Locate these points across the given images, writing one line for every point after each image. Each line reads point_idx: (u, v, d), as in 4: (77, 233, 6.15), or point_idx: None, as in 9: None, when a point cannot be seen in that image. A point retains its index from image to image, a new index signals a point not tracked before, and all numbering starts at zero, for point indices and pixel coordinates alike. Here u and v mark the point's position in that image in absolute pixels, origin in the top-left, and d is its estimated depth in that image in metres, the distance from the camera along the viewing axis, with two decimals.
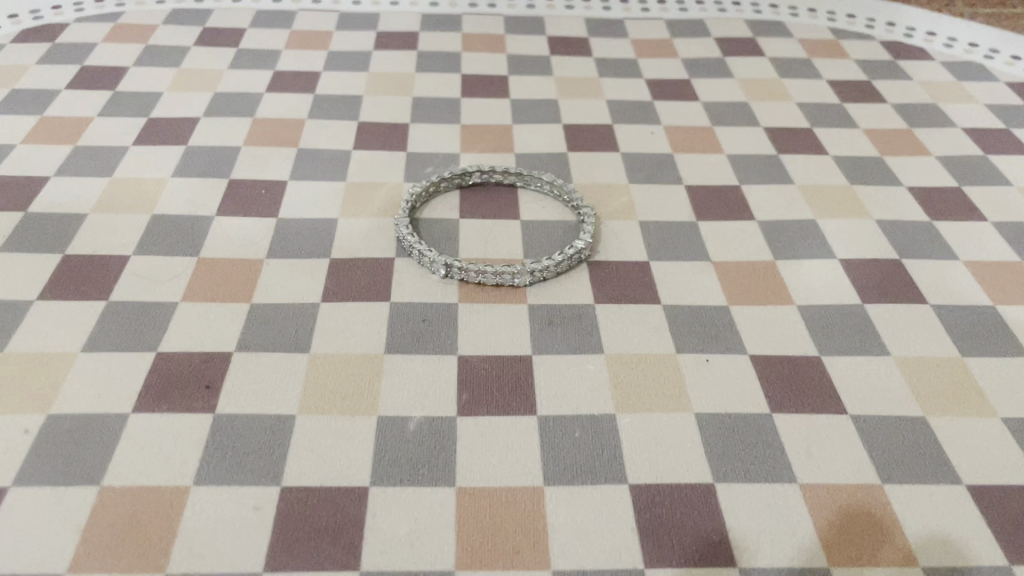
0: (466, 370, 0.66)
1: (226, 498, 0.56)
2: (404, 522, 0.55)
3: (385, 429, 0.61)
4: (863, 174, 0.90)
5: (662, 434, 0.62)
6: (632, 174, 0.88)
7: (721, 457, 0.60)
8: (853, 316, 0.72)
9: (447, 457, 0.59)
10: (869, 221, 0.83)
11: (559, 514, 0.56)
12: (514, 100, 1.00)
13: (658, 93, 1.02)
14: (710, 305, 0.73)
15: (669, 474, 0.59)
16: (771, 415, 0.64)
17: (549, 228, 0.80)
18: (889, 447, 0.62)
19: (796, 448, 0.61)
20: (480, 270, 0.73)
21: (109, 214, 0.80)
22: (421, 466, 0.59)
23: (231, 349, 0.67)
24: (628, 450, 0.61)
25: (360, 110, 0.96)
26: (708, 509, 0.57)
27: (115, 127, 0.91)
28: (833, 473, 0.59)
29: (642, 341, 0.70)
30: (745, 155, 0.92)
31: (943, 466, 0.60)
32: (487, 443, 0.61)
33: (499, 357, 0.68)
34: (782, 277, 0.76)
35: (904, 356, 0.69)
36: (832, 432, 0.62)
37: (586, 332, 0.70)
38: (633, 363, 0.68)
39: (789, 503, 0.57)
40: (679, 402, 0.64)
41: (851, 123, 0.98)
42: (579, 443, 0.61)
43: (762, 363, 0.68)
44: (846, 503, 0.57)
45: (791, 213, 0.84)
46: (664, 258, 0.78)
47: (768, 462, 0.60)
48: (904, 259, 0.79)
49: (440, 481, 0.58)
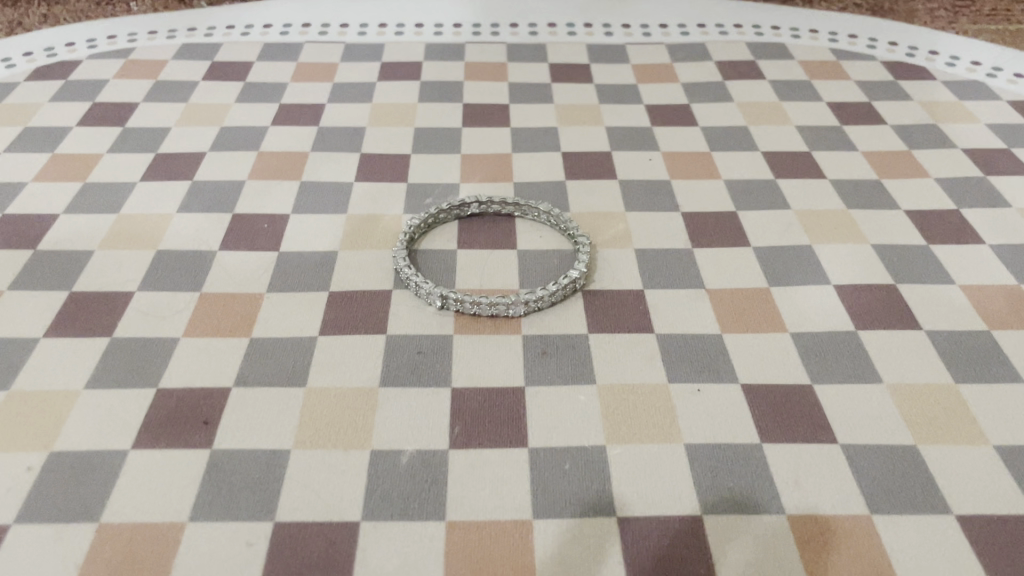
0: (458, 402, 0.67)
1: (219, 534, 0.57)
2: (393, 556, 0.56)
3: (376, 463, 0.62)
4: (861, 198, 0.90)
5: (651, 466, 0.62)
6: (629, 202, 0.89)
7: (709, 489, 0.60)
8: (847, 343, 0.72)
9: (437, 491, 0.60)
10: (867, 246, 0.83)
11: (547, 547, 0.56)
12: (514, 128, 1.01)
13: (659, 119, 1.03)
14: (703, 333, 0.73)
15: (658, 506, 0.59)
16: (762, 445, 0.64)
17: (546, 259, 0.81)
18: (879, 477, 0.61)
19: (786, 479, 0.61)
20: (475, 302, 0.74)
21: (115, 250, 0.82)
22: (413, 500, 0.59)
23: (229, 384, 0.68)
24: (617, 482, 0.61)
25: (361, 142, 0.98)
26: (695, 541, 0.57)
27: (123, 163, 0.93)
28: (823, 504, 0.59)
29: (635, 371, 0.70)
30: (742, 180, 0.92)
31: (934, 496, 0.60)
32: (477, 477, 0.61)
33: (491, 389, 0.68)
34: (777, 304, 0.76)
35: (898, 384, 0.69)
36: (823, 462, 0.62)
37: (579, 362, 0.71)
38: (626, 394, 0.68)
39: (778, 535, 0.57)
40: (671, 434, 0.65)
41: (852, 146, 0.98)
42: (568, 475, 0.61)
43: (754, 392, 0.68)
44: (837, 534, 0.57)
45: (789, 240, 0.84)
46: (659, 286, 0.78)
47: (757, 494, 0.60)
48: (900, 284, 0.79)
49: (431, 514, 0.58)
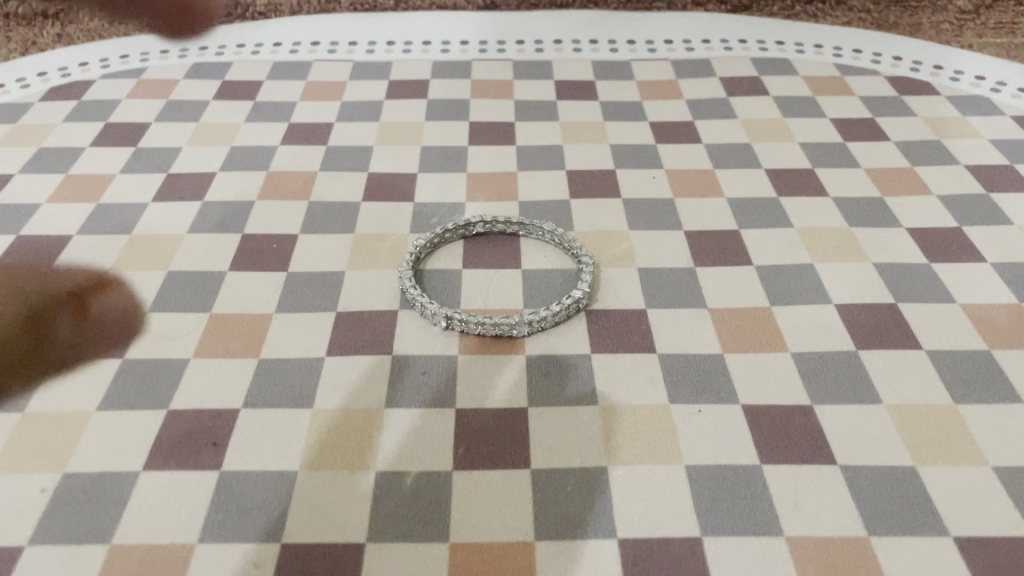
0: (402, 373, 0.54)
1: (108, 476, 0.48)
2: (299, 536, 0.44)
3: (295, 428, 0.50)
4: (890, 126, 0.78)
5: (635, 421, 0.50)
6: (623, 135, 0.78)
7: (708, 472, 0.47)
8: (886, 301, 0.58)
9: (356, 462, 0.48)
10: (901, 155, 0.74)
11: (493, 521, 0.45)
12: (497, 68, 0.89)
13: (666, 35, 0.94)
14: (712, 283, 0.60)
15: (637, 476, 0.47)
16: (784, 423, 0.50)
17: (539, 170, 0.73)
18: (928, 454, 0.48)
19: (808, 459, 0.48)
20: (451, 288, 0.61)
21: (24, 197, 0.70)
22: (387, 392, 0.52)
23: (145, 328, 0.58)
24: (585, 453, 0.48)
25: (323, 83, 0.86)
26: (681, 538, 0.44)
27: (48, 106, 0.82)
28: (849, 470, 0.47)
29: (629, 330, 0.56)
30: (752, 110, 0.81)
31: (983, 379, 0.52)
32: (414, 447, 0.49)
33: (448, 356, 0.55)
34: (815, 256, 0.62)
35: (936, 267, 0.61)
36: (856, 425, 0.50)
37: (563, 333, 0.57)
38: (622, 276, 0.61)
39: (802, 415, 0.50)
40: (676, 318, 0.57)
41: (879, 62, 0.88)
42: (524, 461, 0.48)
43: (783, 364, 0.53)
44: (869, 412, 0.50)
45: (812, 147, 0.75)
46: (660, 226, 0.66)
47: (770, 474, 0.47)
48: (951, 222, 0.65)
49: (405, 405, 0.52)
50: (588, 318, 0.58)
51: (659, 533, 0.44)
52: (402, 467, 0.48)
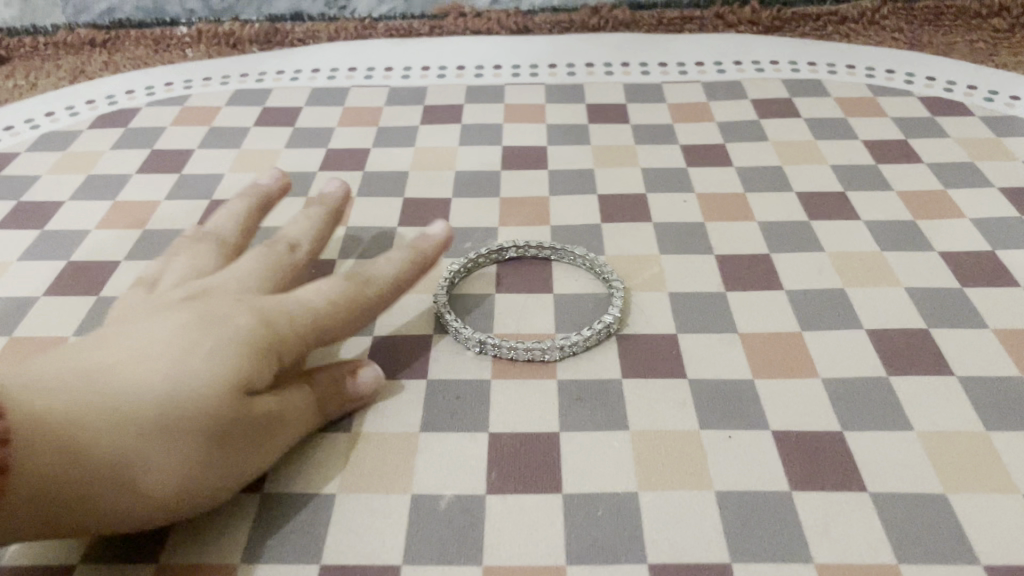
0: (436, 397, 0.55)
1: None
2: (337, 557, 0.46)
3: (333, 450, 0.52)
4: (923, 147, 0.78)
5: (665, 446, 0.51)
6: (655, 159, 0.78)
7: (739, 496, 0.48)
8: (917, 325, 0.58)
9: (392, 484, 0.49)
10: (934, 177, 0.73)
11: (527, 544, 0.46)
12: (530, 93, 0.90)
13: (698, 56, 0.94)
14: (743, 309, 0.61)
15: (668, 501, 0.48)
16: (815, 449, 0.50)
17: (572, 196, 0.74)
18: (960, 479, 0.48)
19: (838, 486, 0.48)
20: (485, 313, 0.62)
21: (72, 221, 0.72)
22: (422, 416, 0.54)
23: None
24: (617, 478, 0.49)
25: (359, 109, 0.88)
26: (713, 563, 0.44)
27: (95, 134, 0.84)
28: (879, 497, 0.47)
29: (661, 356, 0.57)
30: (784, 133, 0.81)
31: (1017, 406, 0.52)
32: (449, 470, 0.50)
33: (481, 381, 0.56)
34: (847, 281, 0.62)
35: (969, 292, 0.61)
36: (887, 451, 0.50)
37: (595, 359, 0.57)
38: (653, 300, 0.62)
39: (833, 441, 0.51)
40: (706, 344, 0.58)
41: (913, 82, 0.88)
42: (556, 485, 0.49)
43: (814, 390, 0.54)
44: (900, 439, 0.50)
45: (844, 170, 0.75)
46: (691, 251, 0.67)
47: (801, 500, 0.47)
48: (982, 245, 0.65)
49: (440, 428, 0.53)
50: (619, 343, 0.58)
51: (687, 559, 0.44)
52: (437, 489, 0.49)
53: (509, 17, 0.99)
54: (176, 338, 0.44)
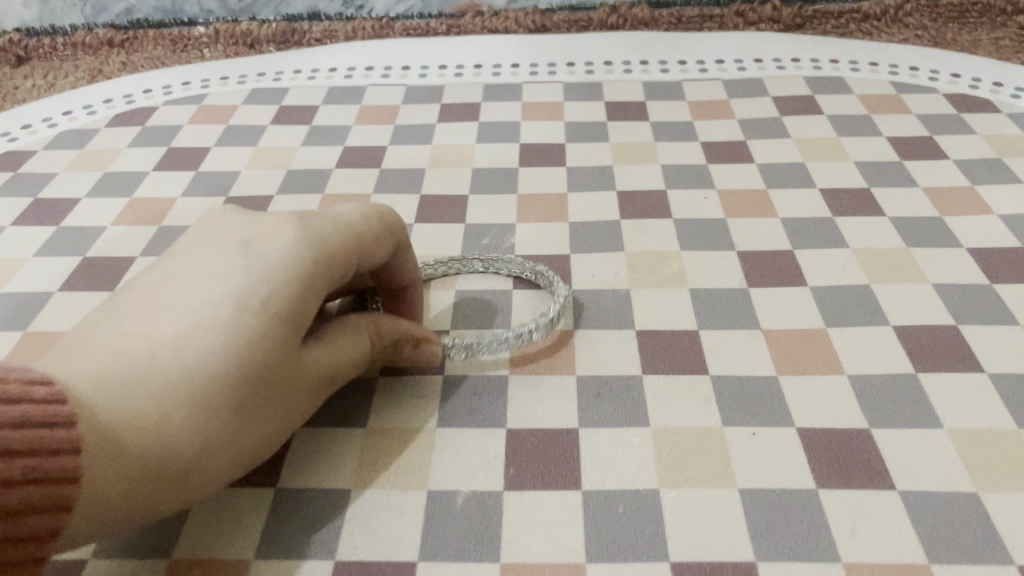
0: (453, 393, 0.54)
1: None
2: (352, 553, 0.45)
3: (348, 445, 0.51)
4: (949, 143, 0.76)
5: (686, 443, 0.50)
6: (674, 156, 0.77)
7: (763, 494, 0.46)
8: (945, 322, 0.57)
9: (408, 480, 0.48)
10: (961, 174, 0.72)
11: (545, 541, 0.45)
12: (548, 90, 0.89)
13: (718, 55, 0.93)
14: (765, 305, 0.59)
15: (690, 498, 0.46)
16: (841, 446, 0.49)
17: (591, 192, 0.73)
18: (991, 477, 0.47)
19: (866, 484, 0.47)
20: (502, 309, 0.61)
21: (89, 217, 0.72)
22: (437, 411, 0.53)
23: None
24: (637, 475, 0.48)
25: (376, 108, 0.87)
26: (736, 562, 0.43)
27: (113, 132, 0.84)
28: (908, 495, 0.46)
29: (682, 352, 0.56)
30: (805, 129, 0.80)
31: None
32: (466, 466, 0.49)
33: (498, 377, 0.55)
34: (872, 277, 0.61)
35: (999, 289, 0.59)
36: (916, 448, 0.49)
37: (614, 355, 0.56)
38: (673, 296, 0.61)
39: (860, 438, 0.49)
40: (728, 341, 0.57)
41: (938, 79, 0.86)
42: (574, 482, 0.48)
43: (840, 387, 0.53)
44: (929, 437, 0.49)
45: (867, 167, 0.74)
46: (713, 248, 0.65)
47: (827, 498, 0.46)
48: (1011, 242, 0.64)
49: (456, 423, 0.52)
50: (639, 339, 0.57)
51: (711, 558, 0.43)
52: (453, 485, 0.48)
53: (528, 16, 0.98)
54: (213, 294, 0.42)
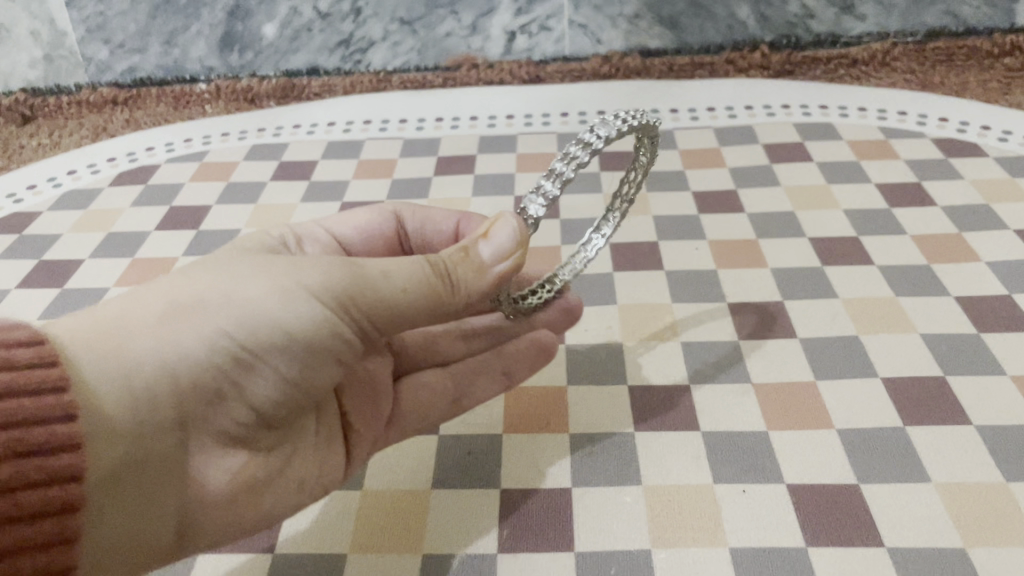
0: (447, 452, 0.55)
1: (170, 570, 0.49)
2: None
3: (345, 510, 0.51)
4: (937, 188, 0.77)
5: (677, 501, 0.50)
6: (667, 206, 0.78)
7: (755, 554, 0.47)
8: (933, 373, 0.57)
9: (403, 544, 0.49)
10: (949, 220, 0.73)
11: None
12: (544, 142, 0.91)
13: (709, 101, 0.95)
14: (757, 357, 0.60)
15: (682, 559, 0.47)
16: (831, 504, 0.49)
17: (582, 244, 0.74)
18: (980, 531, 0.47)
19: (857, 542, 0.47)
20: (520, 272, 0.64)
21: (93, 279, 0.73)
22: (432, 471, 0.53)
23: None
24: (630, 535, 0.49)
25: (374, 162, 0.89)
26: None
27: (117, 192, 0.86)
28: (897, 554, 0.46)
29: (674, 407, 0.57)
30: (796, 176, 0.81)
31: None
32: (461, 529, 0.50)
33: (494, 438, 0.55)
34: (861, 327, 0.62)
35: (986, 338, 0.60)
36: (905, 503, 0.49)
37: (608, 411, 0.57)
38: (664, 350, 0.62)
39: (848, 493, 0.50)
40: (720, 396, 0.57)
41: (926, 123, 0.88)
42: (569, 544, 0.48)
43: (830, 441, 0.53)
44: (918, 491, 0.50)
45: (857, 214, 0.75)
46: (704, 299, 0.66)
47: (817, 556, 0.46)
48: (997, 289, 0.65)
49: (450, 485, 0.52)
50: (632, 393, 0.58)
51: None
52: (447, 548, 0.49)
53: (523, 67, 1.00)
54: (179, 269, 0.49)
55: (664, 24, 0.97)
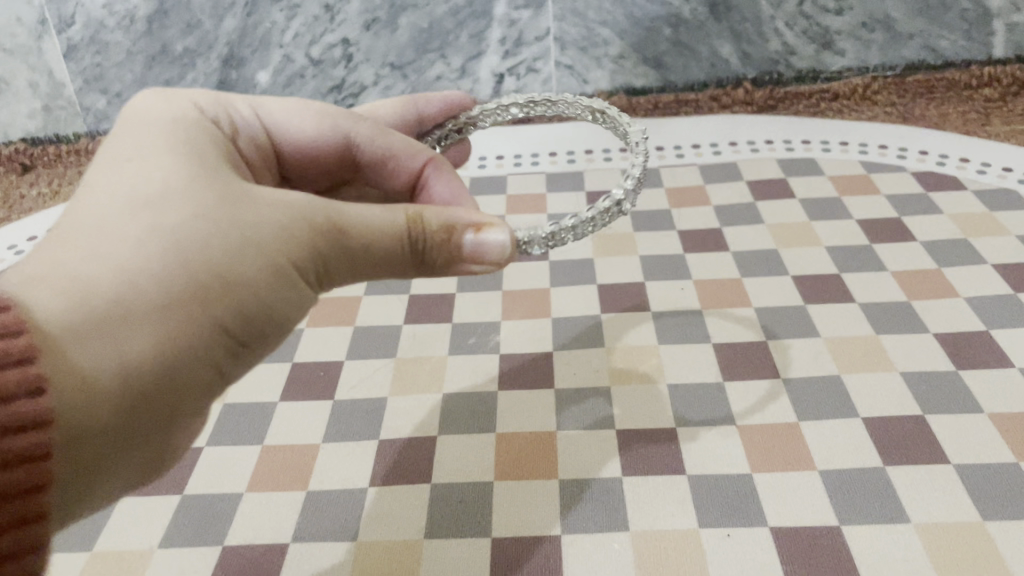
0: (441, 501, 0.56)
1: None
2: None
3: (342, 563, 0.53)
4: (918, 224, 0.79)
5: (664, 547, 0.52)
6: (654, 245, 0.80)
7: None
8: (913, 413, 0.59)
9: None
10: (928, 256, 0.75)
11: None
12: (532, 183, 0.92)
13: (695, 138, 0.96)
14: (740, 398, 0.62)
15: None
16: (814, 546, 0.51)
17: (571, 287, 0.76)
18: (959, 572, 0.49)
19: None
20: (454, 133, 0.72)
21: None
22: (425, 520, 0.55)
23: (202, 444, 0.62)
24: None
25: None
26: None
27: None
28: None
29: (661, 450, 0.58)
30: (779, 213, 0.83)
31: (1012, 493, 0.53)
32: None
33: (486, 486, 0.57)
34: (842, 366, 0.63)
35: (965, 375, 0.62)
36: (886, 546, 0.50)
37: (597, 455, 0.58)
38: (651, 393, 0.63)
39: (830, 536, 0.51)
40: (705, 439, 0.59)
41: (906, 156, 0.90)
42: None
43: (814, 483, 0.55)
44: (899, 532, 0.51)
45: (838, 251, 0.76)
46: (689, 340, 0.68)
47: None
48: (975, 325, 0.66)
49: (444, 534, 0.54)
50: (620, 436, 0.60)
51: None
52: None
53: (512, 108, 1.03)
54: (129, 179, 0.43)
55: (649, 64, 0.99)
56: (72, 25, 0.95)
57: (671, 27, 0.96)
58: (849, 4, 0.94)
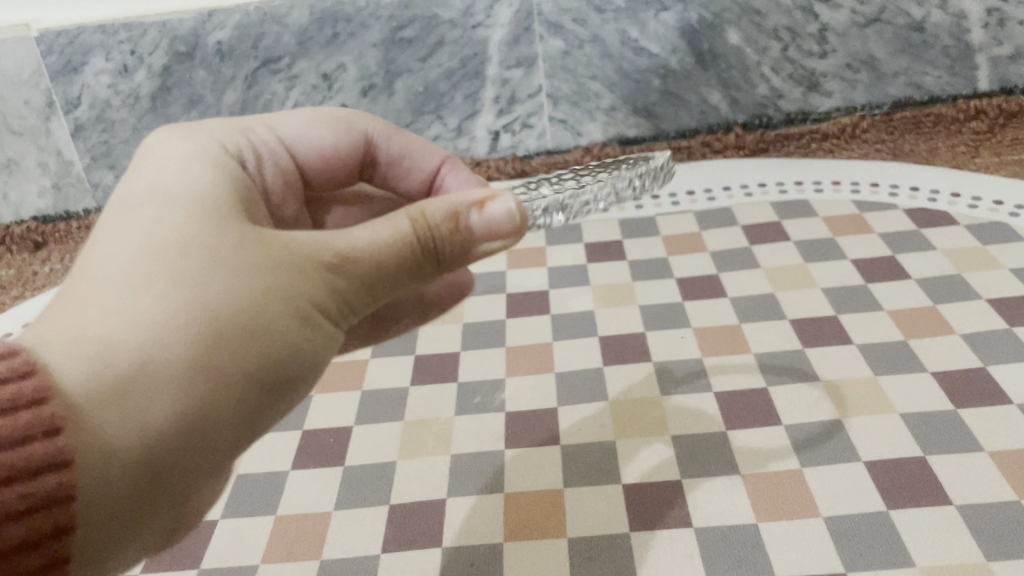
0: (452, 565, 0.57)
1: None
2: None
3: None
4: (910, 261, 0.80)
5: None
6: (652, 294, 0.82)
7: None
8: (914, 454, 0.60)
9: None
10: (923, 293, 0.76)
11: None
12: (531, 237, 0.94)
13: (689, 184, 0.98)
14: (743, 446, 0.63)
15: None
16: None
17: (573, 340, 0.77)
18: None
19: None
20: None
21: None
22: None
23: (217, 516, 0.63)
24: None
25: None
26: None
27: None
28: None
29: (666, 503, 0.59)
30: (775, 257, 0.84)
31: (1014, 533, 0.53)
32: None
33: (496, 547, 0.58)
34: (842, 409, 0.64)
35: (962, 413, 0.63)
36: None
37: (603, 510, 0.59)
38: (655, 445, 0.64)
39: None
40: (710, 490, 0.59)
41: (897, 194, 0.91)
42: None
43: (818, 531, 0.55)
44: None
45: (834, 292, 0.78)
46: (691, 389, 0.69)
47: None
48: (970, 361, 0.67)
49: None
50: (625, 489, 0.61)
51: None
52: None
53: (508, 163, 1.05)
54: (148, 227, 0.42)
55: (640, 114, 1.01)
56: (78, 106, 0.98)
57: (660, 78, 0.98)
58: (833, 47, 0.96)
